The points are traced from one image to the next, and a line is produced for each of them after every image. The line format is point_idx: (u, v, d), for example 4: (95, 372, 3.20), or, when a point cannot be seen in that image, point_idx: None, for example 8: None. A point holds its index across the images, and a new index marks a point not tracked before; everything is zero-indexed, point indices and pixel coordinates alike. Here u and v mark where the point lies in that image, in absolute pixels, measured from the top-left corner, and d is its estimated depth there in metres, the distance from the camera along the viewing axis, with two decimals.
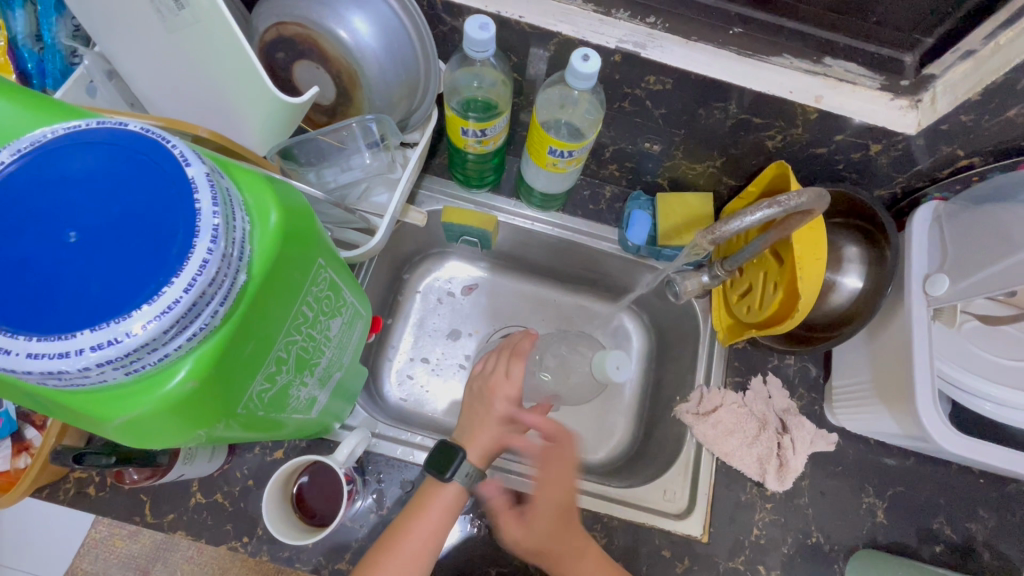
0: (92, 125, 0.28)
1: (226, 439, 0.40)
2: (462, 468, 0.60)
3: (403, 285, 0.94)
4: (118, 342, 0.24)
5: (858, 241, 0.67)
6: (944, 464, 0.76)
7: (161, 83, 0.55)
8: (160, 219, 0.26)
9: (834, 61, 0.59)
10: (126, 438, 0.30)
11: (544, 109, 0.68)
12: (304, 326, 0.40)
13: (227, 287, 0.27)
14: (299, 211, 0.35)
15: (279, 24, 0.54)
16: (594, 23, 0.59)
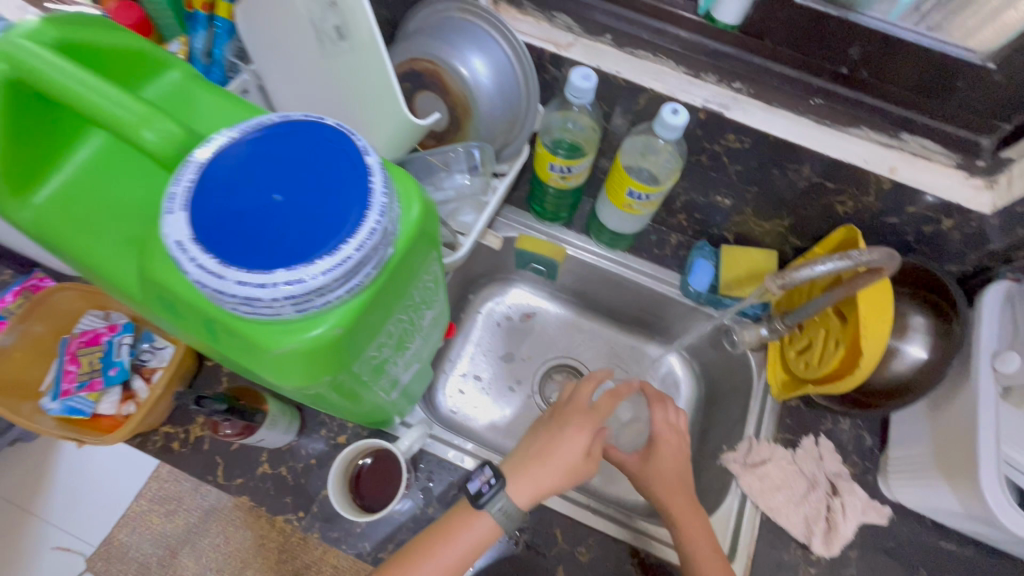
0: (297, 116, 0.36)
1: (328, 399, 0.46)
2: (498, 501, 0.61)
3: (467, 305, 0.99)
4: (302, 282, 0.30)
5: (926, 312, 0.68)
6: (1009, 560, 0.72)
7: (307, 99, 0.66)
8: (343, 193, 0.33)
9: (911, 137, 0.63)
10: (272, 372, 0.36)
11: (627, 154, 0.73)
12: (410, 309, 0.46)
13: (381, 256, 0.34)
14: (430, 208, 0.42)
15: (412, 60, 0.64)
16: (683, 83, 0.66)
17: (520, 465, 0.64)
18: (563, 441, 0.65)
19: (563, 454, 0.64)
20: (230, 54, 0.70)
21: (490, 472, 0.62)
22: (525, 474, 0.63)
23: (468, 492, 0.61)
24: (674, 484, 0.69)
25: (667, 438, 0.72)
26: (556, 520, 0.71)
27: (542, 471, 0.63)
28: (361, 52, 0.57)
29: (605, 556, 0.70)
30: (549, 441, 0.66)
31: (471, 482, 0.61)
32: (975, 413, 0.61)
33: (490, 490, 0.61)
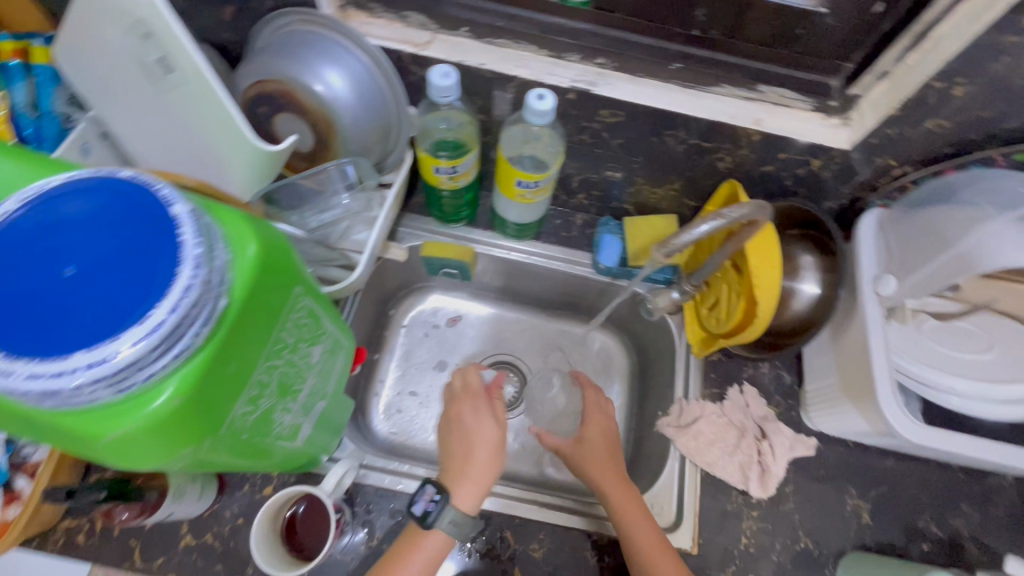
0: (89, 175, 0.32)
1: (213, 465, 0.42)
2: (445, 515, 0.59)
3: (388, 321, 0.96)
4: (108, 361, 0.27)
5: (812, 250, 0.71)
6: (924, 461, 0.78)
7: (153, 140, 0.61)
8: (149, 252, 0.30)
9: (768, 88, 0.65)
10: (117, 459, 0.32)
11: (508, 146, 0.72)
12: (285, 351, 0.43)
13: (209, 310, 0.31)
14: (278, 243, 0.39)
15: (260, 82, 0.59)
16: (548, 66, 0.65)
17: (453, 469, 0.63)
18: (471, 425, 0.67)
19: (479, 444, 0.64)
20: (60, 103, 0.63)
21: (432, 490, 0.61)
22: (461, 478, 0.62)
23: (413, 515, 0.59)
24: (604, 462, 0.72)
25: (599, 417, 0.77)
26: (506, 522, 0.71)
27: (472, 469, 0.63)
28: (198, 83, 0.52)
29: (559, 546, 0.70)
30: (462, 432, 0.66)
31: (414, 505, 0.60)
32: (867, 337, 0.65)
33: (436, 506, 0.59)
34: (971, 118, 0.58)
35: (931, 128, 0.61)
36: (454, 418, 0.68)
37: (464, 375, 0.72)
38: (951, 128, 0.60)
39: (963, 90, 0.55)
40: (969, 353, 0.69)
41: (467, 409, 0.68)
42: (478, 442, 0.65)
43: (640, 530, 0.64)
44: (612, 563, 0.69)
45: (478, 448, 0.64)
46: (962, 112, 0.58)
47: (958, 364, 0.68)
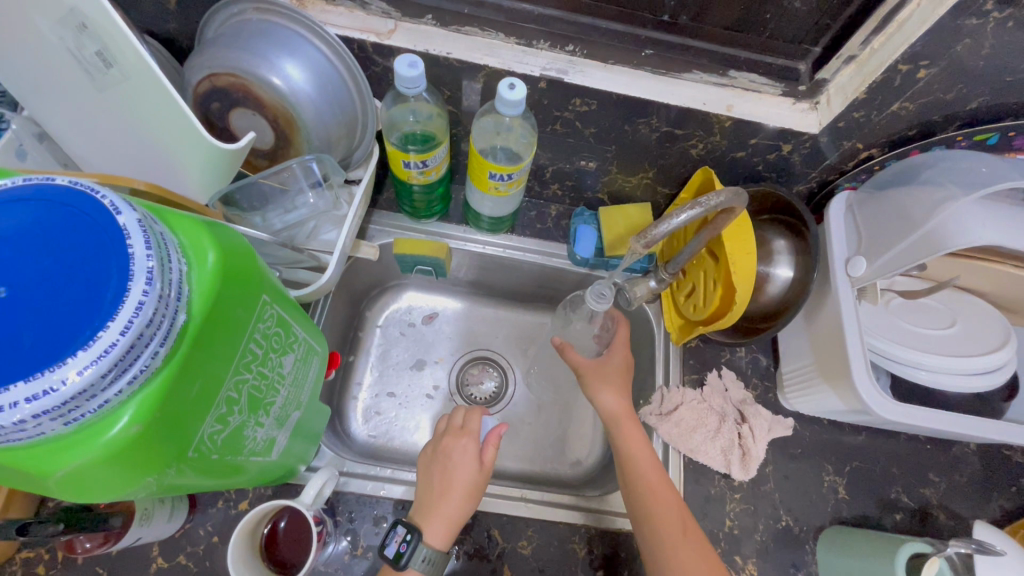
0: (19, 182, 0.29)
1: (182, 489, 0.39)
2: (418, 554, 0.58)
3: (363, 321, 0.94)
4: (53, 391, 0.25)
5: (784, 234, 0.72)
6: (894, 435, 0.80)
7: (97, 140, 0.56)
8: (94, 267, 0.27)
9: (739, 74, 0.65)
10: (70, 494, 0.30)
11: (479, 138, 0.70)
12: (254, 364, 0.40)
13: (167, 327, 0.28)
14: (240, 251, 0.36)
15: (211, 76, 0.55)
16: (518, 55, 0.63)
17: (426, 506, 0.62)
18: (451, 461, 0.65)
19: (458, 481, 0.63)
20: None
21: (404, 529, 0.60)
22: (433, 514, 0.61)
23: (386, 557, 0.58)
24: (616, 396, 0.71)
25: (620, 346, 0.76)
26: (493, 521, 0.70)
27: (446, 505, 0.62)
28: (143, 78, 0.49)
29: (548, 542, 0.70)
30: (438, 467, 0.65)
31: (386, 546, 0.59)
32: (841, 318, 0.66)
33: (408, 547, 0.58)
34: (934, 101, 0.60)
35: (897, 110, 0.62)
36: (439, 453, 0.67)
37: (467, 414, 0.70)
38: (914, 110, 0.61)
39: (927, 73, 0.56)
40: (935, 329, 0.72)
41: (455, 447, 0.66)
42: (450, 478, 0.64)
43: (645, 468, 0.65)
44: (600, 554, 0.70)
45: (450, 485, 0.63)
46: (925, 95, 0.59)
47: (926, 340, 0.70)
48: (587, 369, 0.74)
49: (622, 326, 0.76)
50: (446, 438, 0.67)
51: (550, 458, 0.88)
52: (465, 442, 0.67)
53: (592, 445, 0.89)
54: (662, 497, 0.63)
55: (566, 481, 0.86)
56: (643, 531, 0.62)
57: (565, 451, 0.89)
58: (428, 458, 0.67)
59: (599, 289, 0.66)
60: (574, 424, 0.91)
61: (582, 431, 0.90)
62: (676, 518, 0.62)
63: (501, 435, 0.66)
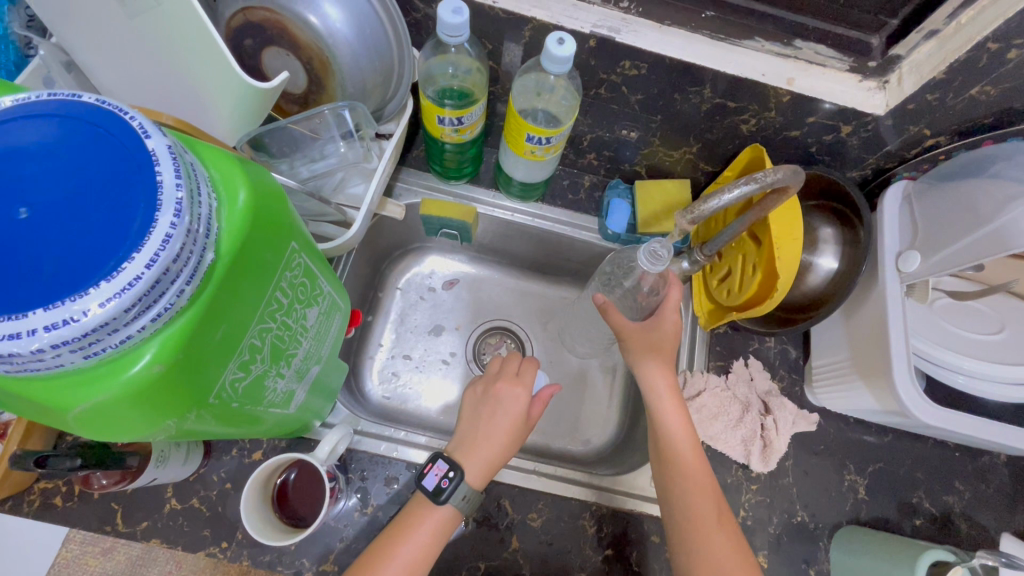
0: (44, 97, 0.27)
1: (199, 435, 0.38)
2: (459, 491, 0.59)
3: (383, 282, 0.92)
4: (72, 322, 0.23)
5: (833, 223, 0.68)
6: (921, 439, 0.78)
7: (125, 74, 0.54)
8: (119, 195, 0.25)
9: (805, 44, 0.60)
10: (87, 431, 0.28)
11: (520, 97, 0.67)
12: (279, 314, 0.39)
13: (194, 264, 0.27)
14: (272, 193, 0.34)
15: (245, 9, 0.52)
16: (568, 8, 0.59)
17: (467, 445, 0.62)
18: (500, 406, 0.65)
19: (502, 424, 0.64)
20: (18, 25, 0.55)
21: (445, 466, 0.60)
22: (474, 453, 0.61)
23: (424, 488, 0.59)
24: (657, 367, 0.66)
25: (671, 311, 0.68)
26: (504, 491, 0.69)
27: (487, 446, 0.62)
28: (175, 5, 0.46)
29: (558, 516, 0.69)
30: (485, 409, 0.65)
31: (425, 478, 0.59)
32: (885, 315, 0.63)
33: (450, 484, 0.59)
34: (1018, 86, 0.55)
35: (975, 95, 0.57)
36: (489, 396, 0.66)
37: (522, 364, 0.69)
38: (995, 95, 0.56)
39: (1019, 53, 0.51)
40: (979, 333, 0.68)
41: (508, 393, 0.65)
42: (495, 422, 0.64)
43: (682, 450, 0.63)
44: (610, 532, 0.69)
45: (496, 428, 0.63)
46: (1010, 79, 0.54)
47: (970, 345, 0.67)
48: (632, 334, 0.68)
49: (673, 288, 0.69)
50: (501, 382, 0.66)
51: (563, 432, 0.87)
52: (518, 390, 0.66)
53: (606, 423, 0.88)
54: (697, 476, 0.62)
55: (578, 458, 0.86)
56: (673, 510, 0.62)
57: (578, 428, 0.88)
58: (477, 398, 0.67)
59: (655, 247, 0.60)
60: (590, 401, 0.89)
61: (597, 410, 0.89)
62: (711, 505, 0.60)
63: (554, 397, 0.66)
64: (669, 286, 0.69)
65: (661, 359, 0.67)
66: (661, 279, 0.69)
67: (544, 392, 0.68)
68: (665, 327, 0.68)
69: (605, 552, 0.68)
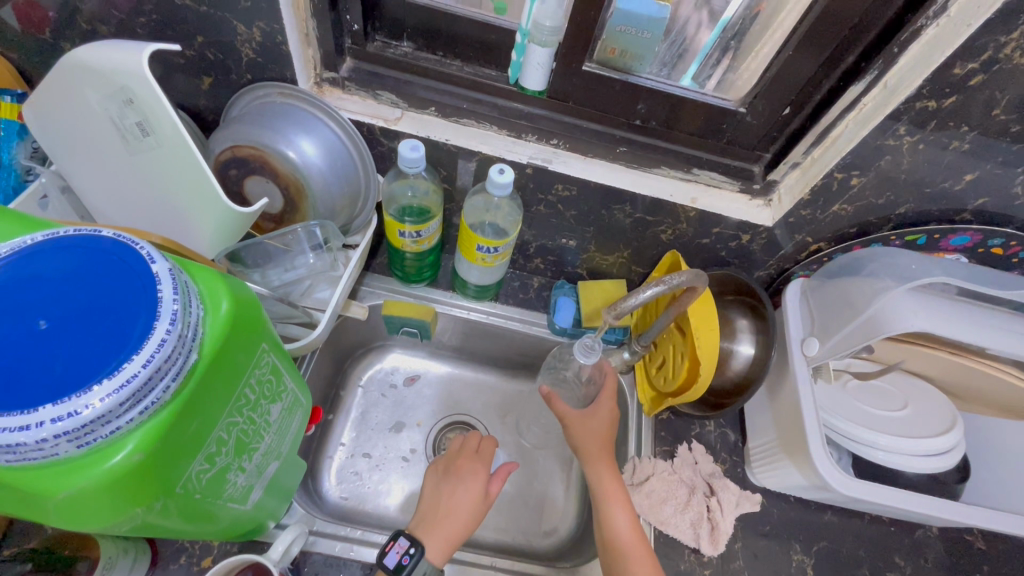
0: (70, 231, 0.33)
1: (157, 529, 0.40)
2: (419, 567, 0.62)
3: (346, 380, 0.95)
4: (75, 414, 0.27)
5: (746, 313, 0.78)
6: (859, 515, 0.82)
7: (120, 199, 0.62)
8: (124, 308, 0.31)
9: (701, 171, 0.74)
10: (62, 519, 0.31)
11: (470, 214, 0.77)
12: (246, 409, 0.43)
13: (180, 364, 0.32)
14: (248, 302, 0.41)
15: (233, 147, 0.62)
16: (508, 144, 0.72)
17: (428, 524, 0.67)
18: (462, 481, 0.73)
19: (464, 498, 0.70)
20: (23, 156, 0.66)
21: (407, 543, 0.63)
22: (435, 531, 0.66)
23: (384, 565, 0.61)
24: (596, 451, 0.73)
25: (607, 398, 0.77)
26: None
27: (447, 523, 0.67)
28: (175, 147, 0.55)
29: None
30: (449, 486, 0.72)
31: (386, 555, 0.62)
32: (799, 397, 0.71)
33: (410, 560, 0.62)
34: (868, 204, 0.69)
35: (838, 211, 0.70)
36: (451, 473, 0.73)
37: (481, 441, 0.78)
38: (852, 211, 0.70)
39: (859, 180, 0.65)
40: (887, 410, 0.77)
41: (470, 468, 0.73)
42: (456, 499, 0.70)
43: (625, 533, 0.66)
44: None
45: (457, 505, 0.70)
46: (858, 200, 0.68)
47: (880, 421, 0.75)
48: (572, 420, 0.76)
49: (609, 377, 0.78)
50: (463, 458, 0.74)
51: (523, 527, 0.88)
52: (476, 465, 0.74)
53: (565, 514, 0.89)
54: (639, 560, 0.64)
55: (539, 553, 0.86)
56: None
57: (538, 522, 0.88)
58: (438, 476, 0.74)
59: (587, 341, 0.70)
60: (549, 493, 0.91)
61: (556, 502, 0.90)
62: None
63: (511, 472, 0.72)
64: (605, 376, 0.78)
65: (600, 442, 0.74)
66: (598, 369, 0.78)
67: (502, 468, 0.75)
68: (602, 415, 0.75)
69: None
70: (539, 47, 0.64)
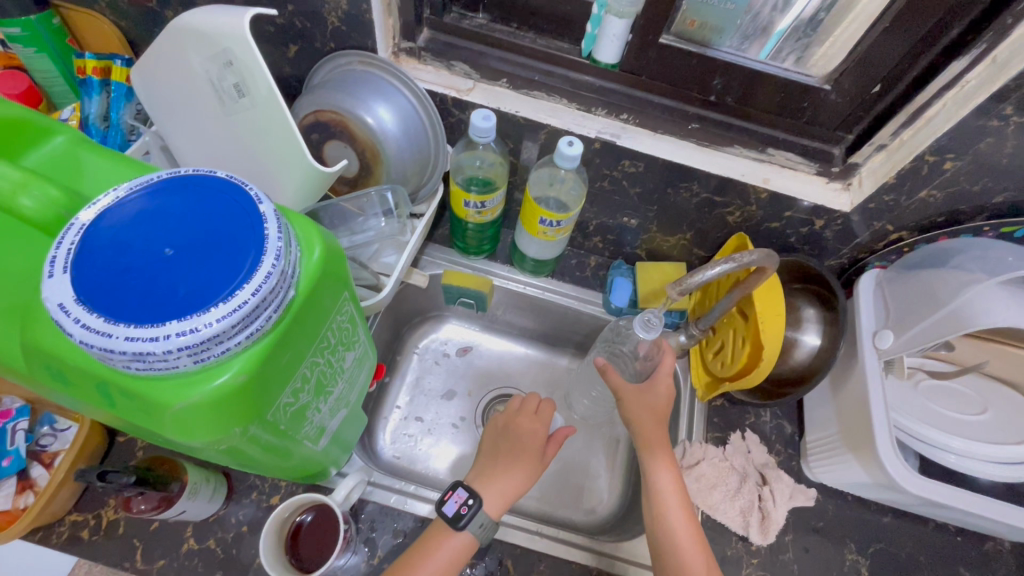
0: (189, 172, 0.36)
1: (246, 454, 0.44)
2: (476, 519, 0.66)
3: (402, 346, 0.99)
4: (196, 331, 0.30)
5: (814, 303, 0.75)
6: (922, 521, 0.78)
7: (213, 158, 0.66)
8: (236, 242, 0.34)
9: (777, 151, 0.71)
10: (175, 429, 0.35)
11: (535, 186, 0.78)
12: (326, 352, 0.46)
13: (282, 297, 0.34)
14: (336, 250, 0.43)
15: (317, 111, 0.65)
16: (577, 118, 0.72)
17: (486, 478, 0.71)
18: (523, 437, 0.76)
19: (522, 459, 0.73)
20: (128, 116, 0.72)
21: (465, 494, 0.67)
22: (493, 485, 0.70)
23: (444, 513, 0.66)
24: (651, 427, 0.71)
25: (665, 374, 0.74)
26: (505, 551, 0.71)
27: (505, 479, 0.71)
28: (266, 107, 0.58)
29: None
30: (507, 441, 0.75)
31: (446, 504, 0.67)
32: (867, 390, 0.68)
33: (468, 511, 0.66)
34: (961, 191, 0.64)
35: (925, 197, 0.66)
36: (511, 430, 0.76)
37: (540, 404, 0.81)
38: (942, 198, 0.66)
39: (954, 164, 0.61)
40: (963, 413, 0.72)
41: (530, 428, 0.76)
42: (515, 454, 0.74)
43: (674, 512, 0.65)
44: None
45: (516, 460, 0.73)
46: (950, 186, 0.64)
47: (955, 423, 0.71)
48: (629, 396, 0.73)
49: (667, 355, 0.75)
50: (523, 417, 0.77)
51: (566, 501, 0.89)
52: (536, 423, 0.77)
53: (609, 493, 0.90)
54: (687, 540, 0.64)
55: (581, 527, 0.87)
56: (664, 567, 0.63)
57: (582, 498, 0.89)
58: (499, 432, 0.77)
59: (649, 316, 0.68)
60: (595, 471, 0.92)
61: (601, 479, 0.91)
62: (701, 562, 0.62)
63: (569, 436, 0.76)
64: (663, 353, 0.76)
65: (655, 419, 0.72)
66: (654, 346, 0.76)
67: (559, 433, 0.78)
68: (659, 391, 0.73)
69: None
70: (615, 19, 0.63)
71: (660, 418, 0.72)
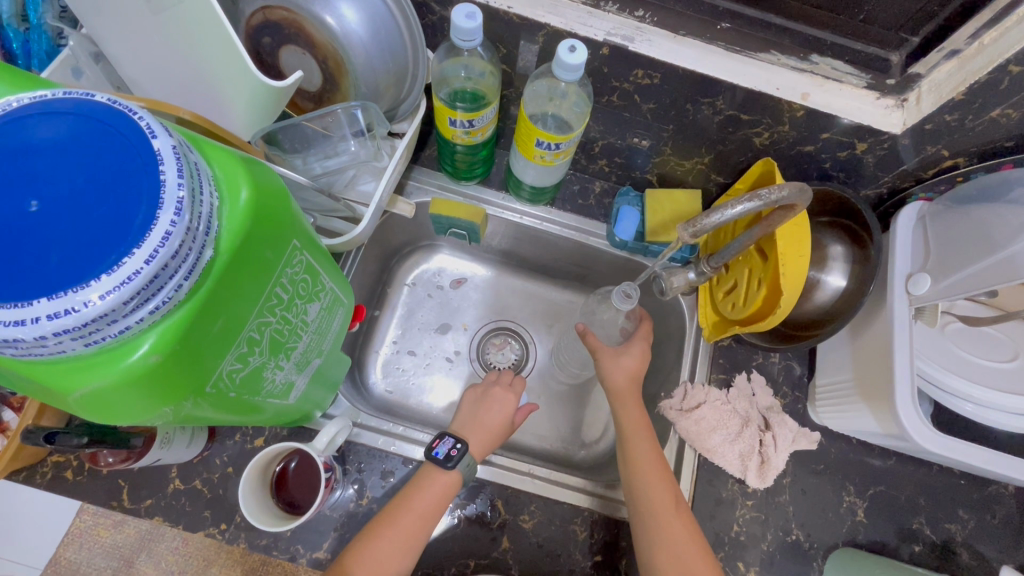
0: (60, 95, 0.28)
1: (198, 421, 0.40)
2: (465, 459, 0.65)
3: (393, 278, 0.93)
4: (75, 312, 0.25)
5: (843, 240, 0.67)
6: (925, 465, 0.76)
7: (144, 69, 0.56)
8: (125, 192, 0.27)
9: (821, 59, 0.59)
10: (89, 413, 0.30)
11: (531, 102, 0.68)
12: (279, 309, 0.40)
13: (192, 261, 0.28)
14: (276, 191, 0.36)
15: (265, 8, 0.54)
16: (583, 15, 0.59)
17: (468, 427, 0.71)
18: (495, 405, 0.74)
19: (496, 417, 0.72)
20: (51, 17, 0.57)
21: (454, 439, 0.65)
22: (474, 435, 0.69)
23: (434, 456, 0.64)
24: (625, 383, 0.72)
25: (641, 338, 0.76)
26: (496, 492, 0.70)
27: (483, 433, 0.70)
28: (194, 5, 0.48)
29: (548, 520, 0.70)
30: (482, 407, 0.73)
31: (436, 448, 0.64)
32: (891, 337, 0.62)
33: (458, 452, 0.64)
34: None
35: (996, 117, 0.55)
36: (487, 394, 0.75)
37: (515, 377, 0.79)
38: (1012, 119, 0.55)
39: None
40: (988, 360, 0.67)
41: (501, 396, 0.74)
42: (489, 420, 0.72)
43: (646, 448, 0.67)
44: (601, 538, 0.69)
45: (487, 427, 0.70)
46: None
47: (978, 372, 0.65)
48: (605, 353, 0.75)
49: (646, 321, 0.79)
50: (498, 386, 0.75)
51: (562, 436, 0.88)
52: (507, 392, 0.75)
53: (605, 430, 0.88)
54: (655, 469, 0.65)
55: (577, 462, 0.85)
56: (636, 501, 0.64)
57: (577, 433, 0.88)
58: (477, 394, 0.75)
59: (627, 288, 0.69)
60: (591, 407, 0.89)
61: (597, 415, 0.89)
62: (668, 491, 0.63)
63: (535, 410, 0.74)
64: (641, 321, 0.79)
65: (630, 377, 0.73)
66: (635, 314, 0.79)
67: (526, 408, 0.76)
68: (633, 351, 0.75)
69: (595, 558, 0.68)
70: None
71: (635, 376, 0.73)
